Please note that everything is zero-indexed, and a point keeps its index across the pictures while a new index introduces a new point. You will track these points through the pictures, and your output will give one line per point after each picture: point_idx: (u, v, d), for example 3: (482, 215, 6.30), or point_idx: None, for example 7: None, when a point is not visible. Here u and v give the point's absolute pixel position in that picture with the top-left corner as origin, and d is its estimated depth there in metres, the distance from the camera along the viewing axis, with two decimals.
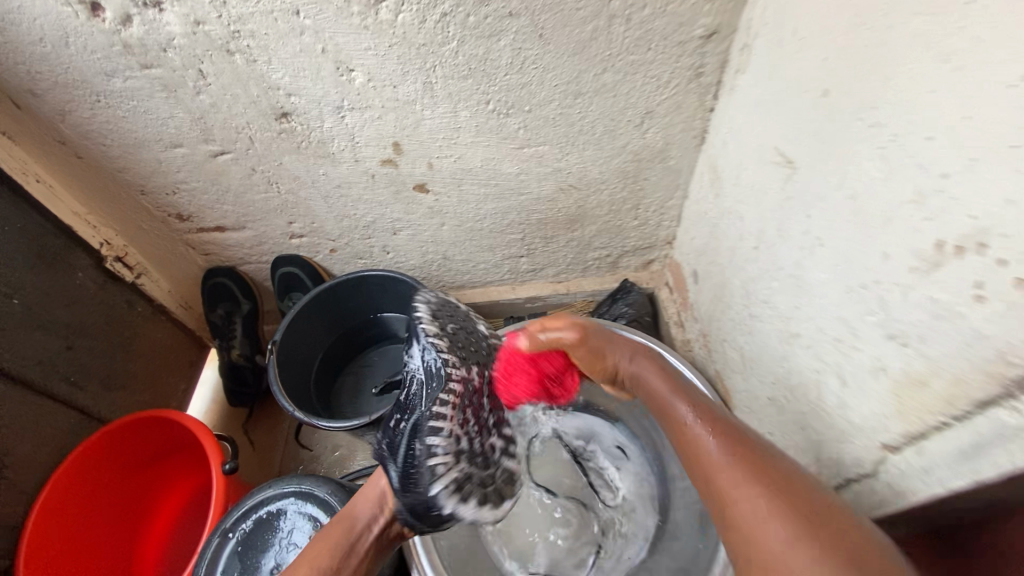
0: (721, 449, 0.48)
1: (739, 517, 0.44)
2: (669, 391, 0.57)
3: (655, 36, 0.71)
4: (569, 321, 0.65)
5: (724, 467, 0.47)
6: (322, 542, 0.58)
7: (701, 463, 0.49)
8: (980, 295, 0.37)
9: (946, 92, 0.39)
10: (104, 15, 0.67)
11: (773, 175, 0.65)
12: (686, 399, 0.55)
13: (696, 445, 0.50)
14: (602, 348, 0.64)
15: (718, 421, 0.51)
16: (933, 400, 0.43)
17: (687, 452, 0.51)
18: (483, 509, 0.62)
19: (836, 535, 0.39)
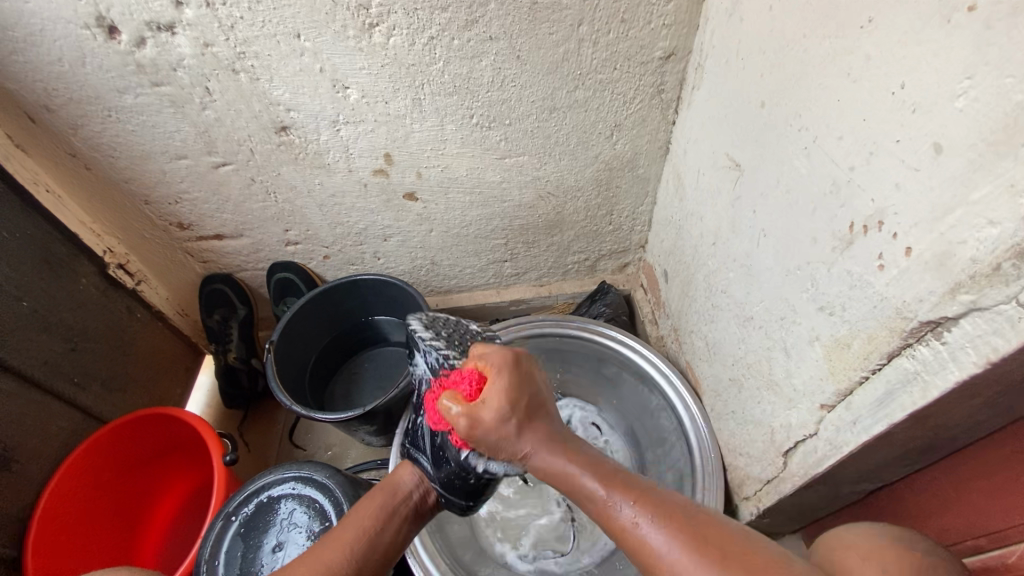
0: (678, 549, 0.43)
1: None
2: (588, 477, 0.50)
3: (619, 57, 0.79)
4: (492, 395, 0.51)
5: (681, 564, 0.42)
6: (365, 507, 0.63)
7: (653, 566, 0.44)
8: (881, 264, 0.46)
9: (846, 100, 0.48)
10: (121, 38, 0.73)
11: (725, 177, 0.73)
12: (595, 468, 0.50)
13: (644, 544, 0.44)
14: (505, 443, 0.52)
15: (631, 491, 0.47)
16: (854, 358, 0.51)
17: (636, 551, 0.45)
18: (516, 464, 0.59)
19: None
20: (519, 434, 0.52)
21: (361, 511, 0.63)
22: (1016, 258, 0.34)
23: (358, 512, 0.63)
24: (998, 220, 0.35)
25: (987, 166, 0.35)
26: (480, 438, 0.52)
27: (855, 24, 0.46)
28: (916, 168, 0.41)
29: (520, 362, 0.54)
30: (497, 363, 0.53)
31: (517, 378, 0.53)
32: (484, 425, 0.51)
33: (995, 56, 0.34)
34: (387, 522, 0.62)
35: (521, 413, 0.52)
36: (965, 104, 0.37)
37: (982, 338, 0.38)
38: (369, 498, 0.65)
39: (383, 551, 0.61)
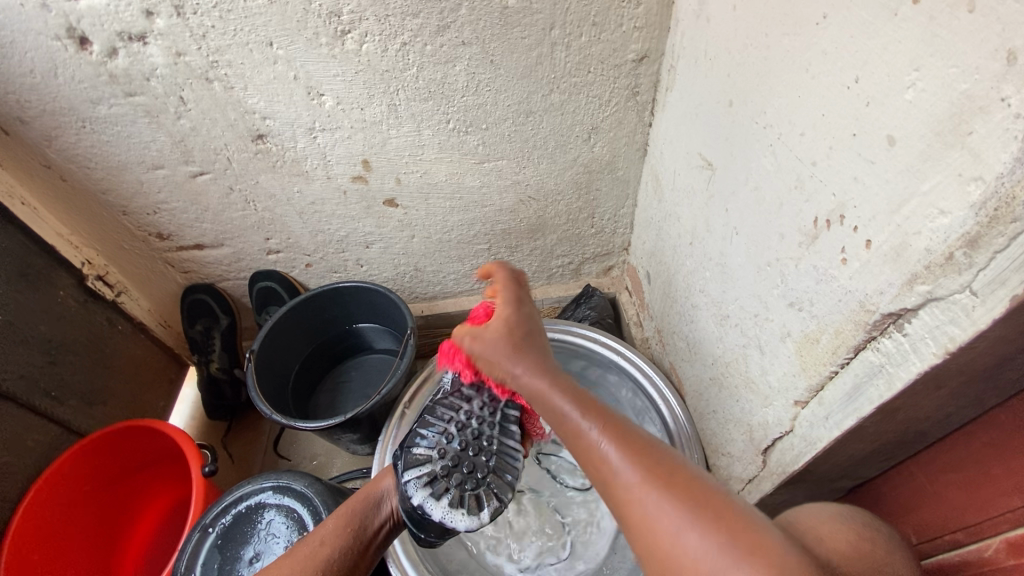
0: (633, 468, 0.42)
1: (637, 518, 0.40)
2: (560, 397, 0.48)
3: (592, 60, 0.80)
4: (500, 321, 0.56)
5: (637, 483, 0.41)
6: (338, 517, 0.67)
7: (609, 477, 0.43)
8: (844, 257, 0.46)
9: (804, 95, 0.48)
10: (92, 48, 0.73)
11: (699, 177, 0.74)
12: (569, 390, 0.49)
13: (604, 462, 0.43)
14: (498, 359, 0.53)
15: (597, 411, 0.46)
16: (823, 353, 0.50)
17: (596, 467, 0.44)
18: (452, 512, 0.66)
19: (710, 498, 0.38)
20: (513, 354, 0.53)
21: (336, 521, 0.66)
22: (966, 247, 0.35)
23: (331, 523, 0.66)
24: (949, 209, 0.35)
25: (937, 156, 0.36)
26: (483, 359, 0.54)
27: (810, 21, 0.46)
28: (872, 161, 0.41)
29: (528, 305, 0.58)
30: (509, 300, 0.58)
31: (522, 310, 0.57)
32: (487, 345, 0.54)
33: (940, 47, 0.34)
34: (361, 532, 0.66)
35: (522, 337, 0.54)
36: (914, 96, 0.37)
37: (941, 328, 0.38)
38: (341, 510, 0.68)
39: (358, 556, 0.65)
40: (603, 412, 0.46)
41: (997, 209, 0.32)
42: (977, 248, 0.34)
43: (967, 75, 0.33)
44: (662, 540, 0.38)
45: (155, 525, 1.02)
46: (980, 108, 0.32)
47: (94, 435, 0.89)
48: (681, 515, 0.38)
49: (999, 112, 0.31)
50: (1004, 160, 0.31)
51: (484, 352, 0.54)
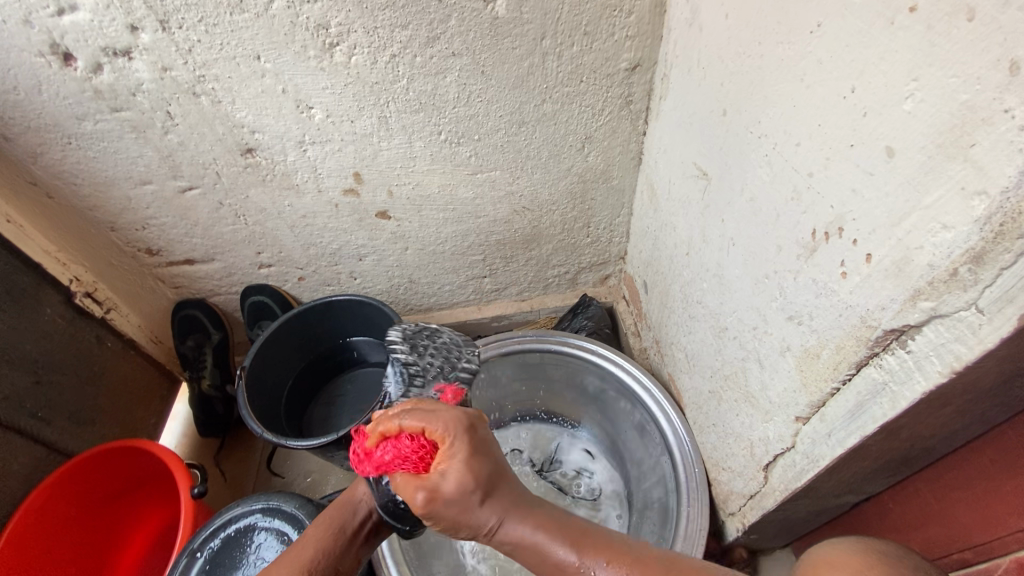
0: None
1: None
2: (553, 545, 0.40)
3: (585, 69, 0.79)
4: (451, 471, 0.40)
5: None
6: (323, 523, 0.54)
7: None
8: (844, 271, 0.44)
9: (800, 104, 0.47)
10: (76, 65, 0.72)
11: (694, 186, 0.72)
12: (556, 531, 0.41)
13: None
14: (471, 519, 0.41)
15: (587, 543, 0.40)
16: (824, 369, 0.49)
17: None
18: None
19: None
20: (485, 507, 0.41)
21: (317, 534, 0.53)
22: (971, 263, 0.33)
23: (317, 530, 0.53)
24: (951, 224, 0.34)
25: (939, 168, 0.34)
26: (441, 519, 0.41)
27: (805, 29, 0.45)
28: (871, 172, 0.40)
29: (479, 425, 0.43)
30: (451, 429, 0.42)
31: (477, 443, 0.42)
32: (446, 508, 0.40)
33: (939, 57, 0.33)
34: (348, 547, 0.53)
35: (488, 487, 0.41)
36: (914, 106, 0.35)
37: (946, 346, 0.37)
38: (325, 517, 0.55)
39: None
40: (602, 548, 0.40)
41: (1002, 225, 0.31)
42: (982, 263, 0.33)
43: (967, 85, 0.32)
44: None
45: (144, 546, 1.00)
46: (983, 119, 0.31)
47: (79, 457, 0.87)
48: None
49: (1003, 123, 0.30)
50: (1008, 173, 0.30)
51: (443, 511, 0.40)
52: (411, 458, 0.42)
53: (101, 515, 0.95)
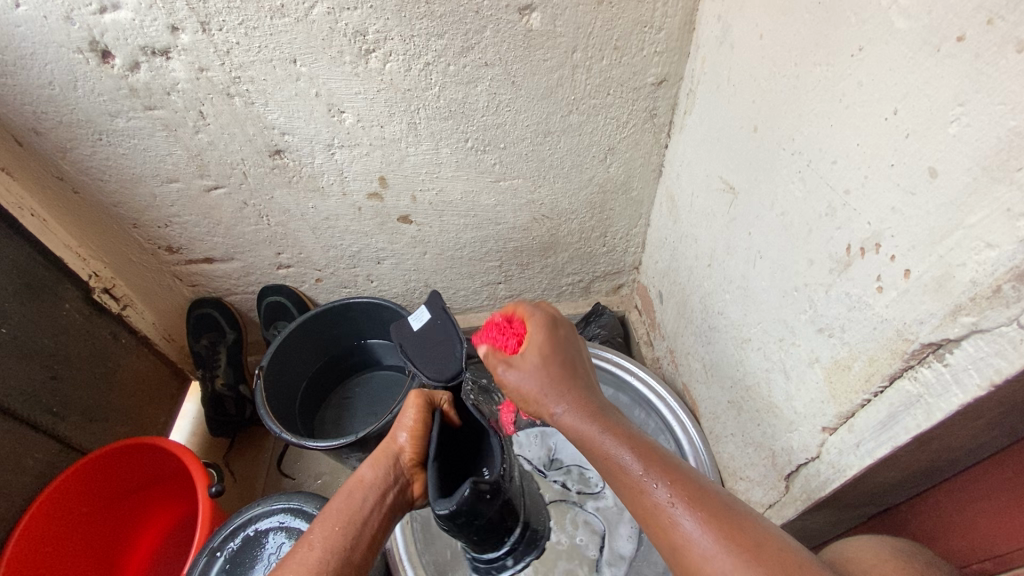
0: (704, 532, 0.42)
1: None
2: (609, 438, 0.51)
3: (613, 83, 0.81)
4: (529, 356, 0.59)
5: (683, 515, 0.44)
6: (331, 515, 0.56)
7: (661, 523, 0.45)
8: (880, 286, 0.46)
9: (838, 124, 0.49)
10: (114, 62, 0.73)
11: (719, 200, 0.74)
12: (620, 433, 0.51)
13: (672, 524, 0.44)
14: (537, 396, 0.57)
15: (652, 452, 0.49)
16: (855, 381, 0.51)
17: (660, 527, 0.45)
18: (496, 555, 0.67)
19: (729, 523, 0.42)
20: (550, 388, 0.56)
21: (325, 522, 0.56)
22: (1015, 280, 0.35)
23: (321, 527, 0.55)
24: (996, 243, 0.36)
25: (985, 190, 0.36)
26: (383, 494, 0.61)
27: (846, 52, 0.47)
28: (913, 192, 0.41)
29: (560, 332, 0.63)
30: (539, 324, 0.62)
31: (409, 418, 0.66)
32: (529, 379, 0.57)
33: (986, 84, 0.35)
34: (379, 501, 0.60)
35: (561, 368, 0.58)
36: (959, 130, 0.37)
37: (986, 360, 0.38)
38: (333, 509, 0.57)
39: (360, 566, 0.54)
40: (649, 449, 0.49)
41: None
42: None
43: (1016, 111, 0.33)
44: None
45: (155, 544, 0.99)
46: None
47: (97, 451, 0.87)
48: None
49: None
50: None
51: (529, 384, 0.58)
52: (509, 343, 0.62)
53: (113, 512, 0.95)
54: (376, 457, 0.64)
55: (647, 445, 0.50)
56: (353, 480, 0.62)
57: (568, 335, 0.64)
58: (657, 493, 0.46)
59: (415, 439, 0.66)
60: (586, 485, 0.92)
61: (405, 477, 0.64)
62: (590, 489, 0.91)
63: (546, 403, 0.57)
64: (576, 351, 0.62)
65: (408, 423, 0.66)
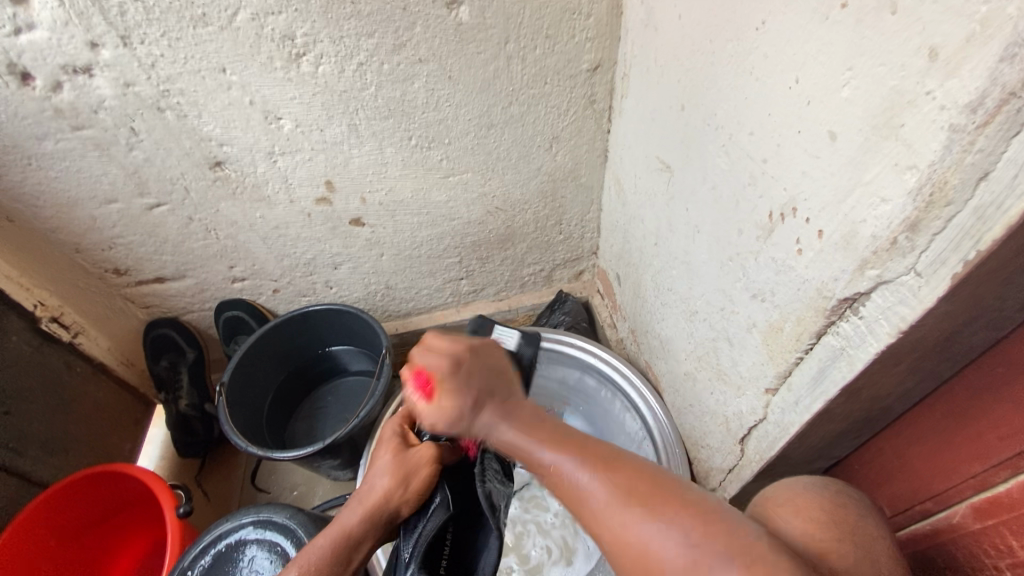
0: (625, 514, 0.39)
1: (612, 535, 0.40)
2: (545, 449, 0.46)
3: (549, 72, 0.81)
4: (448, 386, 0.54)
5: (607, 509, 0.40)
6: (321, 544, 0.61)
7: (595, 517, 0.41)
8: (799, 248, 0.48)
9: (750, 96, 0.50)
10: (35, 83, 0.71)
11: (658, 179, 0.76)
12: (553, 439, 0.47)
13: (572, 490, 0.43)
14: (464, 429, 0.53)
15: (586, 452, 0.44)
16: (788, 341, 0.53)
17: (562, 491, 0.44)
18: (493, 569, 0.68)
19: (662, 503, 0.39)
20: (475, 413, 0.52)
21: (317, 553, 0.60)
22: (908, 231, 0.37)
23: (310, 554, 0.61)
24: (889, 197, 0.38)
25: (875, 148, 0.38)
26: (363, 543, 0.63)
27: (751, 26, 0.48)
28: (817, 156, 0.43)
29: (484, 361, 0.57)
30: (443, 354, 0.57)
31: (420, 477, 0.67)
32: (449, 412, 0.53)
33: (869, 47, 0.37)
34: (354, 555, 0.62)
35: (486, 392, 0.54)
36: (850, 93, 0.39)
37: (892, 308, 0.40)
38: (329, 535, 0.62)
39: None
40: (579, 449, 0.45)
41: (932, 194, 0.35)
42: (917, 231, 0.36)
43: (894, 72, 0.35)
44: (640, 552, 0.38)
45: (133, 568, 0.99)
46: (910, 101, 0.35)
47: (56, 485, 0.85)
48: (643, 520, 0.38)
49: (926, 104, 0.34)
50: (934, 148, 0.34)
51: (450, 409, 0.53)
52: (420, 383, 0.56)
53: (82, 543, 0.93)
54: (364, 502, 0.64)
55: (541, 422, 0.50)
56: (338, 527, 0.63)
57: (484, 351, 0.59)
58: (552, 464, 0.45)
59: (415, 494, 0.67)
60: None
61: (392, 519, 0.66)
62: None
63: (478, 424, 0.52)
64: (499, 364, 0.58)
65: (416, 476, 0.67)
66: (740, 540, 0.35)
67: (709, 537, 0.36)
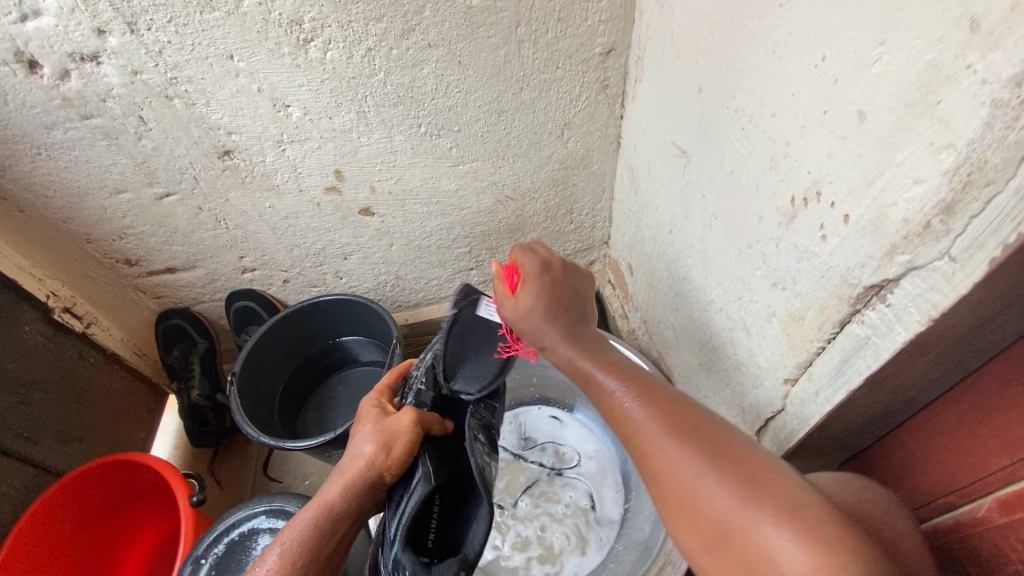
0: (679, 449, 0.43)
1: (658, 465, 0.44)
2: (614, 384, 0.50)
3: (561, 56, 0.80)
4: (529, 292, 0.57)
5: (659, 442, 0.44)
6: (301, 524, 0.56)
7: (646, 446, 0.45)
8: (823, 234, 0.46)
9: (772, 76, 0.49)
10: (42, 72, 0.70)
11: (673, 165, 0.74)
12: (624, 376, 0.51)
13: (623, 414, 0.48)
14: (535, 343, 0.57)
15: (651, 392, 0.48)
16: (809, 330, 0.51)
17: (615, 420, 0.49)
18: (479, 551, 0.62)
19: (718, 447, 0.42)
20: (550, 327, 0.56)
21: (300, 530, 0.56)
22: (943, 214, 0.35)
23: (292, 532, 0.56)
24: (922, 178, 0.36)
25: (908, 127, 0.36)
26: (353, 507, 0.58)
27: (774, 2, 0.46)
28: (845, 136, 0.42)
29: (563, 269, 0.60)
30: (536, 258, 0.59)
31: (402, 444, 0.61)
32: (523, 319, 0.57)
33: (903, 21, 0.35)
34: (339, 526, 0.57)
35: (559, 305, 0.57)
36: (882, 69, 0.37)
37: (923, 295, 0.39)
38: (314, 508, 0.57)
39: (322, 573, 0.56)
40: (643, 389, 0.49)
41: (970, 174, 0.33)
42: (953, 214, 0.35)
43: (931, 45, 0.34)
44: (684, 486, 0.42)
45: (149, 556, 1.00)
46: (948, 77, 0.33)
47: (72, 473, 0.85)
48: (695, 462, 0.42)
49: (966, 79, 0.32)
50: (974, 125, 0.32)
51: (518, 317, 0.57)
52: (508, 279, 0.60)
53: (100, 529, 0.95)
54: (354, 466, 0.59)
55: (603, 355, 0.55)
56: (320, 500, 0.58)
57: (565, 264, 0.60)
58: (614, 393, 0.50)
59: (401, 462, 0.61)
60: (563, 460, 0.92)
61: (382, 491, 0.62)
62: (566, 462, 0.92)
63: (545, 340, 0.56)
64: (580, 283, 0.61)
65: (399, 439, 0.61)
66: (789, 492, 0.39)
67: (755, 488, 0.39)
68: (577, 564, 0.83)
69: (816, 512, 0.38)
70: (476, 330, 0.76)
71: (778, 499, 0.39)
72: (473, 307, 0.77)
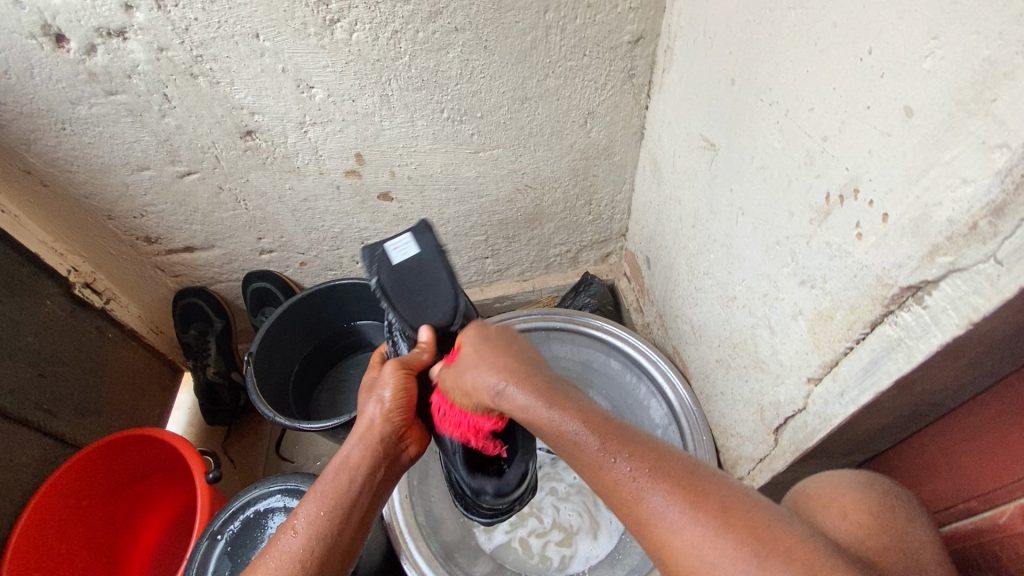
0: (707, 537, 0.37)
1: (679, 556, 0.38)
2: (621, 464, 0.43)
3: (588, 43, 0.78)
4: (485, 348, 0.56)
5: (685, 529, 0.38)
6: (320, 494, 0.52)
7: (664, 535, 0.39)
8: (859, 232, 0.45)
9: (814, 69, 0.47)
10: (69, 46, 0.70)
11: (700, 158, 0.73)
12: (629, 447, 0.43)
13: (636, 499, 0.41)
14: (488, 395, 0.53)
15: (663, 466, 0.42)
16: (838, 330, 0.50)
17: (622, 504, 0.42)
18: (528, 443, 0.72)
19: (751, 531, 0.37)
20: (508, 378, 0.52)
21: (315, 505, 0.51)
22: (991, 215, 0.35)
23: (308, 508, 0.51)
24: (972, 178, 0.35)
25: (960, 125, 0.35)
26: (372, 471, 0.54)
27: None
28: (889, 133, 0.41)
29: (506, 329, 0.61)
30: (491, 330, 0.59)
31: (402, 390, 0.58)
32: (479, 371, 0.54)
33: (959, 14, 0.34)
34: (359, 493, 0.53)
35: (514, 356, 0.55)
36: (934, 64, 0.36)
37: (963, 299, 0.38)
38: (327, 482, 0.53)
39: (349, 547, 0.51)
40: (656, 462, 0.42)
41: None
42: (1003, 216, 0.34)
43: (989, 40, 0.32)
44: None
45: (167, 519, 1.02)
46: (1006, 73, 0.32)
47: (91, 446, 0.87)
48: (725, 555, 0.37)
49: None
50: None
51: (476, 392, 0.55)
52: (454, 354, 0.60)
53: (115, 504, 0.96)
54: (361, 431, 0.56)
55: (568, 396, 0.49)
56: (339, 460, 0.54)
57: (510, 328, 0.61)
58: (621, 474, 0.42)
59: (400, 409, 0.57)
60: None
61: (399, 452, 0.58)
62: None
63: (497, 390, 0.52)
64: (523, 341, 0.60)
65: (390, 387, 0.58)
66: (789, 542, 0.36)
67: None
68: (590, 548, 0.84)
69: (816, 556, 0.36)
70: (405, 280, 0.61)
71: (777, 550, 0.36)
72: (385, 265, 0.61)
